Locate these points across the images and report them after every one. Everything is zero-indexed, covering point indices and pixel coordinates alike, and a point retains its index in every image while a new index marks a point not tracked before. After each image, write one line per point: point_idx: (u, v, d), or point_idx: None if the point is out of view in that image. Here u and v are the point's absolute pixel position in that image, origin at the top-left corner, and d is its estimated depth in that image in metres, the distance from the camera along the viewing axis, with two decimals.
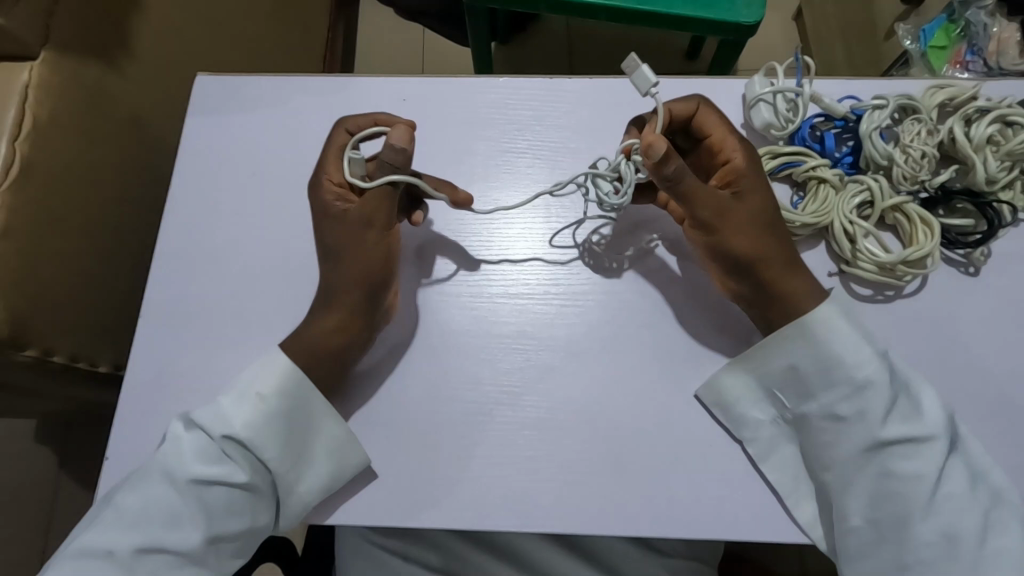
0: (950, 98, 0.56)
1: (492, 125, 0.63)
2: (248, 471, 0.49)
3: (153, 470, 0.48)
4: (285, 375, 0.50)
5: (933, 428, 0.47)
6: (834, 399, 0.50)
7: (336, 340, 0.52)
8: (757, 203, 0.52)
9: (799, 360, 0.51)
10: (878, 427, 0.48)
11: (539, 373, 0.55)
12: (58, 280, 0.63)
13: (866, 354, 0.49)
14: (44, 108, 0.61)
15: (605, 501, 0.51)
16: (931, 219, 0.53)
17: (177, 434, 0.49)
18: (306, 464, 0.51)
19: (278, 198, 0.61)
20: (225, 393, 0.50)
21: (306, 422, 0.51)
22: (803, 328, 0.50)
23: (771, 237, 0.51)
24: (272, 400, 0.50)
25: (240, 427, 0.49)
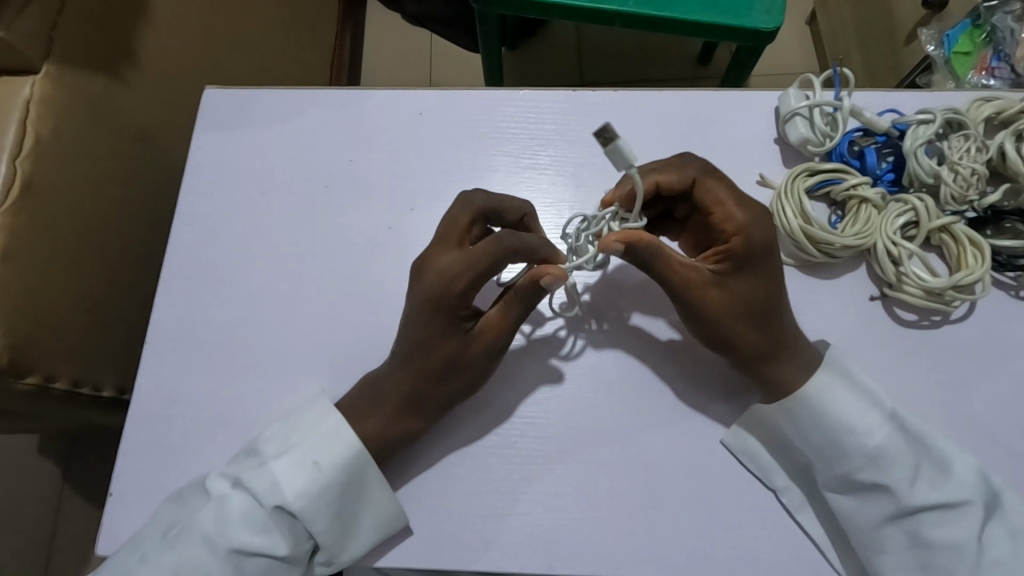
0: (998, 112, 0.54)
1: (513, 140, 0.61)
2: (292, 543, 0.46)
3: (193, 531, 0.45)
4: (348, 450, 0.47)
5: (963, 492, 0.44)
6: (851, 468, 0.46)
7: (395, 398, 0.49)
8: (744, 288, 0.48)
9: (807, 427, 0.47)
10: (903, 495, 0.45)
11: (565, 404, 0.52)
12: (61, 303, 0.60)
13: (874, 420, 0.47)
14: (47, 124, 0.58)
15: (636, 541, 0.48)
16: (980, 240, 0.50)
17: (222, 492, 0.46)
18: (350, 535, 0.48)
19: (290, 218, 0.59)
20: (279, 458, 0.47)
21: (359, 494, 0.48)
22: (805, 398, 0.47)
23: (752, 326, 0.48)
24: (329, 472, 0.47)
25: (293, 497, 0.46)
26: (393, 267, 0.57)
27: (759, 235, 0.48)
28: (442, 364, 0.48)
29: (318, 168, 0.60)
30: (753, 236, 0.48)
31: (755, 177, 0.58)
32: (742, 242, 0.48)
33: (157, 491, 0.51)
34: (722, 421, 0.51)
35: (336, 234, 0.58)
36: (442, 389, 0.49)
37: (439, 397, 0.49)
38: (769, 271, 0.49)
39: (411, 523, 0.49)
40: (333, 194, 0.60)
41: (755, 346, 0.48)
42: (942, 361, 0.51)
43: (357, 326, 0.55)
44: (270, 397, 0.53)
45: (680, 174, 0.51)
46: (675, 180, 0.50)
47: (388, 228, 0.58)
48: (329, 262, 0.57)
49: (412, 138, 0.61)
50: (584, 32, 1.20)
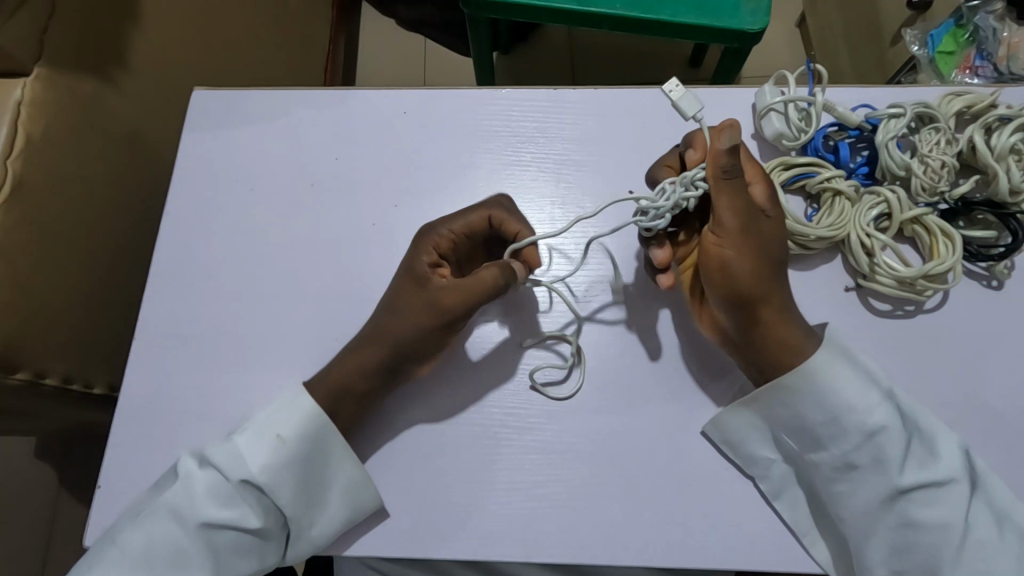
0: (968, 106, 0.55)
1: (496, 137, 0.62)
2: (262, 515, 0.48)
3: (161, 507, 0.47)
4: (307, 418, 0.49)
5: (951, 470, 0.46)
6: (848, 446, 0.47)
7: (361, 381, 0.50)
8: (780, 236, 0.50)
9: (809, 405, 0.49)
10: (897, 476, 0.46)
11: (545, 395, 0.53)
12: (52, 300, 0.61)
13: (873, 400, 0.48)
14: (37, 125, 0.60)
15: (615, 529, 0.49)
16: (952, 231, 0.51)
17: (189, 471, 0.48)
18: (318, 507, 0.49)
19: (276, 215, 0.60)
20: (242, 432, 0.49)
21: (325, 464, 0.50)
22: (808, 377, 0.48)
23: (776, 277, 0.49)
24: (293, 442, 0.49)
25: (257, 469, 0.47)
26: (378, 263, 0.58)
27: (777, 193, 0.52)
28: (409, 310, 0.51)
29: (305, 166, 0.62)
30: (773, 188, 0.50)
31: None
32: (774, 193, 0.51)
33: (144, 482, 0.52)
34: (700, 411, 0.52)
35: (322, 230, 0.59)
36: (400, 332, 0.50)
37: (400, 344, 0.50)
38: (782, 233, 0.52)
39: (394, 514, 0.50)
40: (319, 191, 0.61)
41: (778, 298, 0.49)
42: (917, 350, 0.52)
43: (342, 321, 0.56)
44: (256, 390, 0.54)
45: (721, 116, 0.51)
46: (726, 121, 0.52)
47: (373, 224, 0.59)
48: (315, 258, 0.58)
49: (397, 138, 0.62)
50: (573, 35, 1.22)
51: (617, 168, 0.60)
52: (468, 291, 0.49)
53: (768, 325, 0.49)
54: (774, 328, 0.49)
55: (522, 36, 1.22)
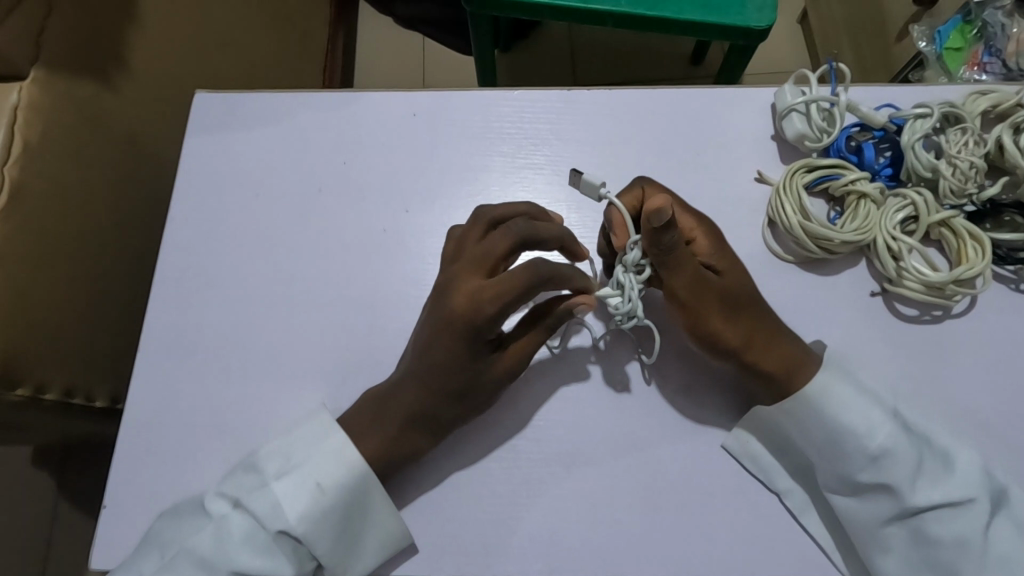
0: (995, 105, 0.54)
1: (508, 140, 0.60)
2: (296, 566, 0.45)
3: (190, 557, 0.44)
4: (352, 470, 0.47)
5: (967, 489, 0.44)
6: (854, 468, 0.46)
7: (404, 414, 0.48)
8: (738, 276, 0.50)
9: (811, 428, 0.47)
10: (907, 495, 0.45)
11: (565, 406, 0.51)
12: (52, 311, 0.59)
13: (878, 420, 0.46)
14: (35, 132, 0.58)
15: (640, 543, 0.48)
16: (980, 235, 0.50)
17: (222, 514, 0.45)
18: (352, 556, 0.47)
19: (284, 222, 0.58)
20: (280, 478, 0.46)
21: (362, 515, 0.47)
22: (805, 402, 0.47)
23: (751, 318, 0.49)
24: (332, 492, 0.46)
25: (296, 520, 0.45)
26: (390, 270, 0.56)
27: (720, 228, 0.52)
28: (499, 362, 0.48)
29: (312, 171, 0.60)
30: (712, 234, 0.50)
31: (753, 173, 0.57)
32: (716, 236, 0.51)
33: (152, 501, 0.50)
34: (723, 421, 0.51)
35: (331, 238, 0.57)
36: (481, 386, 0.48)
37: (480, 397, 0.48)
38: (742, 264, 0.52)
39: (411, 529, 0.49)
40: (326, 197, 0.59)
41: (766, 329, 0.49)
42: (944, 356, 0.51)
43: (353, 331, 0.55)
44: (266, 404, 0.53)
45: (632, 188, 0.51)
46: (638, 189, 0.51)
47: (384, 230, 0.58)
48: (324, 266, 0.57)
49: (406, 141, 0.60)
50: (576, 33, 1.20)
51: (634, 170, 0.58)
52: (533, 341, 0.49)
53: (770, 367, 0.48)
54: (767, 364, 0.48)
55: (524, 33, 1.20)
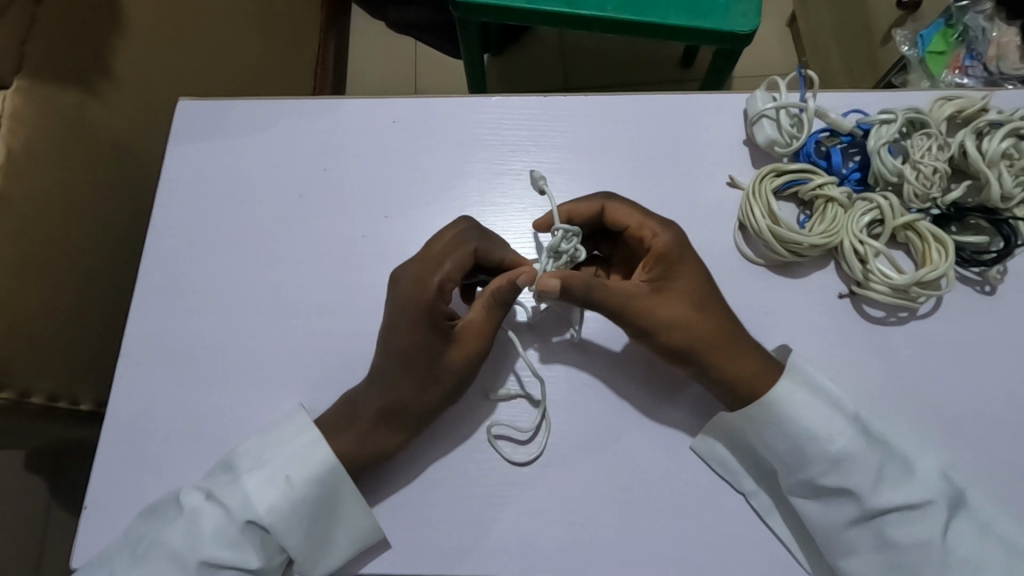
0: (959, 111, 0.55)
1: (486, 146, 0.61)
2: (264, 557, 0.47)
3: (161, 547, 0.45)
4: (320, 465, 0.48)
5: (925, 490, 0.45)
6: (816, 473, 0.46)
7: (373, 412, 0.49)
8: (684, 286, 0.50)
9: (773, 436, 0.48)
10: (868, 499, 0.45)
11: (538, 408, 0.52)
12: (37, 316, 0.60)
13: (838, 425, 0.47)
14: (20, 141, 0.59)
15: (611, 542, 0.49)
16: (945, 237, 0.51)
17: (195, 506, 0.47)
18: (322, 551, 0.48)
19: (265, 227, 0.59)
20: (251, 472, 0.47)
21: (330, 510, 0.48)
22: (769, 408, 0.47)
23: (701, 336, 0.48)
24: (301, 487, 0.47)
25: (264, 513, 0.46)
26: (369, 275, 0.57)
27: (676, 231, 0.52)
28: (461, 346, 0.49)
29: (293, 177, 0.61)
30: (675, 240, 0.51)
31: (725, 178, 0.58)
32: (664, 245, 0.51)
33: (133, 503, 0.51)
34: (694, 421, 0.52)
35: (311, 242, 0.58)
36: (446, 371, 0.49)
37: (450, 380, 0.49)
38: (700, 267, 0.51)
39: (386, 530, 0.49)
40: (307, 203, 0.60)
41: (715, 337, 0.48)
42: (910, 357, 0.52)
43: (332, 335, 0.56)
44: (246, 407, 0.53)
45: (590, 199, 0.53)
46: (587, 203, 0.52)
47: (363, 236, 0.59)
48: (305, 271, 0.58)
49: (386, 147, 0.61)
50: (564, 38, 1.22)
51: (609, 175, 0.59)
52: (482, 326, 0.50)
53: (722, 371, 0.48)
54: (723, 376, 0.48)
55: (513, 38, 1.21)
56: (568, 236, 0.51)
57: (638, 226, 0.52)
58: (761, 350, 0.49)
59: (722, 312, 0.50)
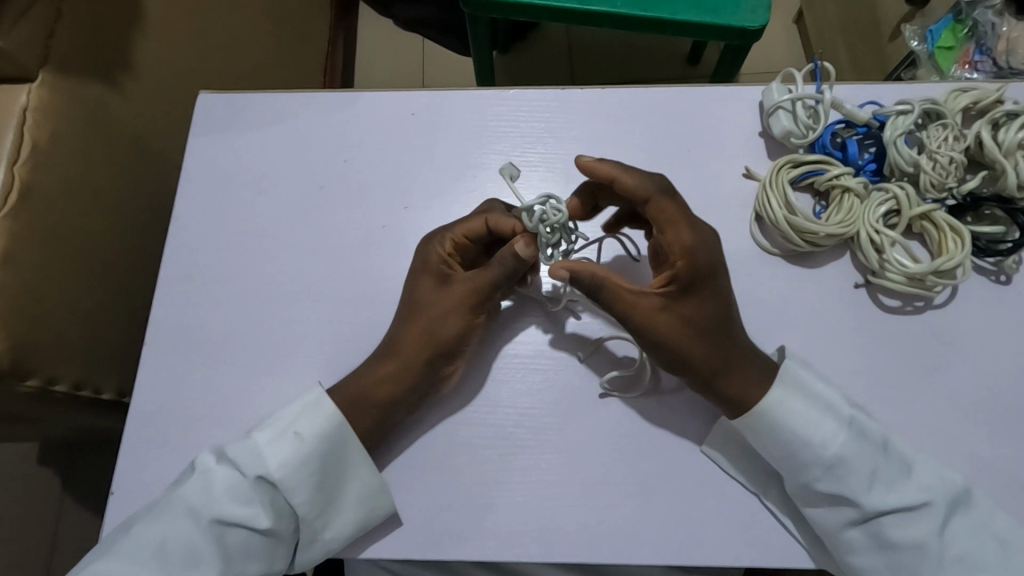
0: (974, 102, 0.55)
1: (503, 138, 0.62)
2: (275, 516, 0.47)
3: (176, 503, 0.46)
4: (328, 420, 0.49)
5: (921, 493, 0.46)
6: (812, 479, 0.47)
7: (390, 393, 0.50)
8: (692, 308, 0.49)
9: (770, 441, 0.48)
10: (865, 503, 0.46)
11: (557, 396, 0.53)
12: (61, 305, 0.61)
13: (829, 431, 0.47)
14: (45, 132, 0.59)
15: (630, 527, 0.49)
16: (960, 227, 0.51)
17: (209, 466, 0.48)
18: (331, 510, 0.49)
19: (285, 218, 0.60)
20: (261, 429, 0.48)
21: (340, 466, 0.49)
22: (760, 415, 0.48)
23: (699, 352, 0.49)
24: (311, 442, 0.48)
25: (275, 469, 0.47)
26: (388, 266, 0.58)
27: (709, 245, 0.50)
28: (450, 296, 0.52)
29: (312, 169, 0.62)
30: (698, 246, 0.49)
31: (741, 170, 0.59)
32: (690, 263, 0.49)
33: (158, 488, 0.52)
34: (712, 410, 0.52)
35: (331, 233, 0.59)
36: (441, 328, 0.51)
37: (439, 342, 0.51)
38: (723, 287, 0.50)
39: (408, 515, 0.50)
40: (326, 194, 0.61)
41: (704, 362, 0.49)
42: (927, 345, 0.53)
43: (353, 324, 0.56)
44: (269, 395, 0.54)
45: (634, 183, 0.50)
46: (637, 186, 0.50)
47: (382, 227, 0.59)
48: (324, 261, 0.58)
49: (404, 140, 0.62)
50: (572, 35, 1.22)
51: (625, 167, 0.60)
52: (474, 284, 0.51)
53: (705, 388, 0.49)
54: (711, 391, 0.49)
55: (522, 34, 1.22)
56: (547, 204, 0.50)
57: (674, 230, 0.50)
58: (757, 381, 0.49)
59: (724, 337, 0.49)
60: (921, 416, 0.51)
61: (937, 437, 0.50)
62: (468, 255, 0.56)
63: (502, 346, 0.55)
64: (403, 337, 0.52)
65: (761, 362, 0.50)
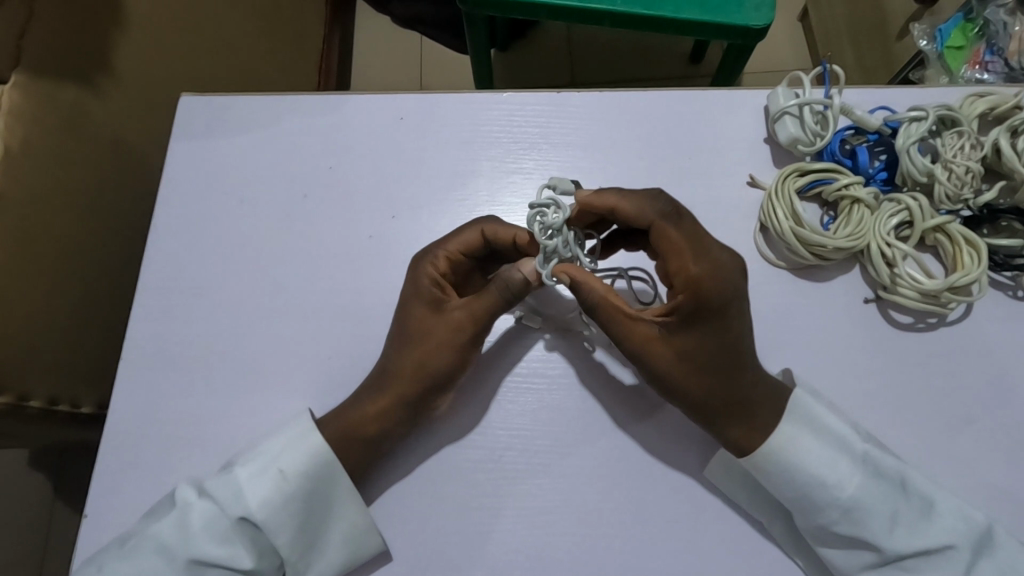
0: (991, 108, 0.53)
1: (496, 144, 0.59)
2: (257, 555, 0.45)
3: (151, 542, 0.44)
4: (315, 456, 0.47)
5: (945, 536, 0.43)
6: (828, 520, 0.44)
7: (377, 418, 0.48)
8: (698, 339, 0.45)
9: (782, 479, 0.45)
10: (885, 545, 0.43)
11: (550, 416, 0.50)
12: (35, 317, 0.59)
13: (844, 471, 0.45)
14: (18, 136, 0.57)
15: (625, 555, 0.47)
16: (977, 240, 0.49)
17: (187, 501, 0.45)
18: (316, 551, 0.47)
19: (269, 227, 0.57)
20: (244, 465, 0.46)
21: (327, 504, 0.47)
22: (770, 455, 0.45)
23: (696, 385, 0.46)
24: (294, 480, 0.46)
25: (257, 508, 0.45)
26: (375, 277, 0.56)
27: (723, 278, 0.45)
28: (446, 320, 0.49)
29: (298, 175, 0.59)
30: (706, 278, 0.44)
31: (745, 178, 0.56)
32: (693, 299, 0.45)
33: (134, 512, 0.50)
34: None
35: (317, 243, 0.57)
36: (434, 362, 0.48)
37: (429, 375, 0.48)
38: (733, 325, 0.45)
39: (393, 541, 0.48)
40: (313, 202, 0.58)
41: (706, 397, 0.46)
42: (941, 365, 0.50)
43: (338, 339, 0.54)
44: (249, 413, 0.52)
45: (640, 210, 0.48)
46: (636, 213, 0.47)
47: (369, 237, 0.57)
48: (309, 273, 0.56)
49: (393, 144, 0.60)
50: (572, 33, 1.19)
51: (624, 174, 0.57)
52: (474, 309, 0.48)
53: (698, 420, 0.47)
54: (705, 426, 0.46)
55: (520, 32, 1.19)
56: (542, 211, 0.47)
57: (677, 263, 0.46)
58: (758, 424, 0.46)
59: (727, 377, 0.45)
60: (934, 440, 0.48)
61: (951, 462, 0.48)
62: (460, 272, 0.53)
63: (494, 365, 0.52)
64: (394, 368, 0.49)
65: (770, 405, 0.46)
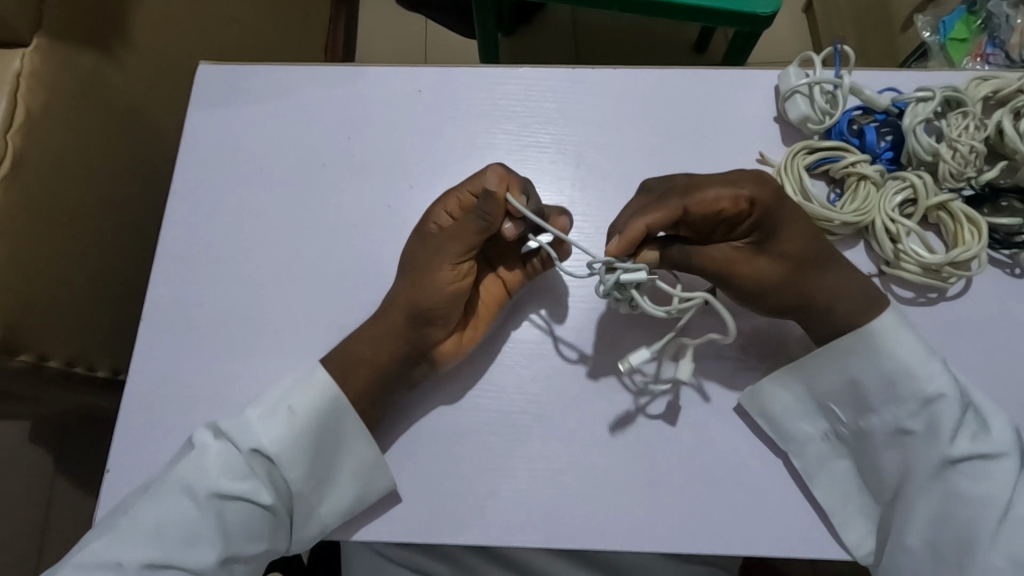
0: (995, 91, 0.54)
1: (513, 118, 0.60)
2: (272, 492, 0.47)
3: (172, 481, 0.46)
4: (320, 394, 0.49)
5: (1002, 443, 0.46)
6: (901, 413, 0.48)
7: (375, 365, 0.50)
8: (790, 245, 0.48)
9: (866, 370, 0.49)
10: (946, 443, 0.46)
11: (562, 382, 0.52)
12: (52, 279, 0.60)
13: (933, 369, 0.47)
14: (38, 99, 0.58)
15: (633, 515, 0.49)
16: (977, 218, 0.50)
17: (204, 443, 0.47)
18: (329, 485, 0.49)
19: (287, 195, 0.58)
20: (256, 406, 0.48)
21: (338, 443, 0.49)
22: (863, 338, 0.49)
23: (799, 282, 0.49)
24: (306, 418, 0.48)
25: (269, 443, 0.47)
26: (392, 246, 0.57)
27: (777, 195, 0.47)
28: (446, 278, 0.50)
29: (315, 144, 0.60)
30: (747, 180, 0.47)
31: (755, 155, 0.58)
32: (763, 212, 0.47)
33: (155, 468, 0.51)
34: (719, 400, 0.51)
35: (334, 211, 0.58)
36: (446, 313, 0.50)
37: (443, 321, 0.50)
38: (797, 214, 0.48)
39: (406, 497, 0.50)
40: (330, 171, 0.59)
41: (812, 290, 0.49)
42: (941, 339, 0.52)
43: (355, 304, 0.55)
44: (269, 375, 0.53)
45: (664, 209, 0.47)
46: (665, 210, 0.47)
47: (386, 206, 0.58)
48: (326, 240, 0.57)
49: (410, 116, 0.60)
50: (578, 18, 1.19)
51: (636, 150, 0.59)
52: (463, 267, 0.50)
53: (820, 311, 0.49)
54: (829, 315, 0.49)
55: (527, 17, 1.19)
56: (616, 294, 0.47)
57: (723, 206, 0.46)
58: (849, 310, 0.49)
59: (817, 273, 0.49)
60: None
61: None
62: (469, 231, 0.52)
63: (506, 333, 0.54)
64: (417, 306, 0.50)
65: (858, 285, 0.50)
